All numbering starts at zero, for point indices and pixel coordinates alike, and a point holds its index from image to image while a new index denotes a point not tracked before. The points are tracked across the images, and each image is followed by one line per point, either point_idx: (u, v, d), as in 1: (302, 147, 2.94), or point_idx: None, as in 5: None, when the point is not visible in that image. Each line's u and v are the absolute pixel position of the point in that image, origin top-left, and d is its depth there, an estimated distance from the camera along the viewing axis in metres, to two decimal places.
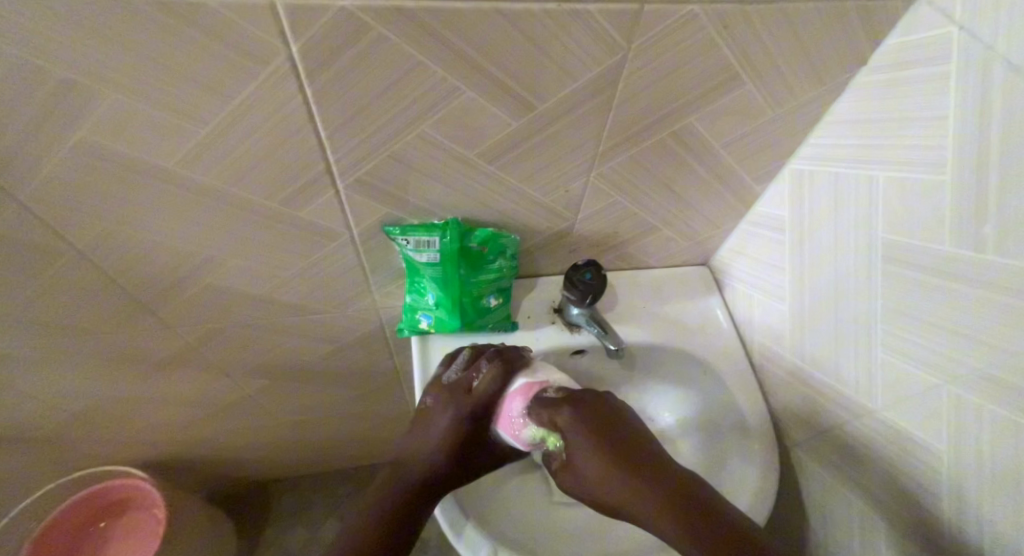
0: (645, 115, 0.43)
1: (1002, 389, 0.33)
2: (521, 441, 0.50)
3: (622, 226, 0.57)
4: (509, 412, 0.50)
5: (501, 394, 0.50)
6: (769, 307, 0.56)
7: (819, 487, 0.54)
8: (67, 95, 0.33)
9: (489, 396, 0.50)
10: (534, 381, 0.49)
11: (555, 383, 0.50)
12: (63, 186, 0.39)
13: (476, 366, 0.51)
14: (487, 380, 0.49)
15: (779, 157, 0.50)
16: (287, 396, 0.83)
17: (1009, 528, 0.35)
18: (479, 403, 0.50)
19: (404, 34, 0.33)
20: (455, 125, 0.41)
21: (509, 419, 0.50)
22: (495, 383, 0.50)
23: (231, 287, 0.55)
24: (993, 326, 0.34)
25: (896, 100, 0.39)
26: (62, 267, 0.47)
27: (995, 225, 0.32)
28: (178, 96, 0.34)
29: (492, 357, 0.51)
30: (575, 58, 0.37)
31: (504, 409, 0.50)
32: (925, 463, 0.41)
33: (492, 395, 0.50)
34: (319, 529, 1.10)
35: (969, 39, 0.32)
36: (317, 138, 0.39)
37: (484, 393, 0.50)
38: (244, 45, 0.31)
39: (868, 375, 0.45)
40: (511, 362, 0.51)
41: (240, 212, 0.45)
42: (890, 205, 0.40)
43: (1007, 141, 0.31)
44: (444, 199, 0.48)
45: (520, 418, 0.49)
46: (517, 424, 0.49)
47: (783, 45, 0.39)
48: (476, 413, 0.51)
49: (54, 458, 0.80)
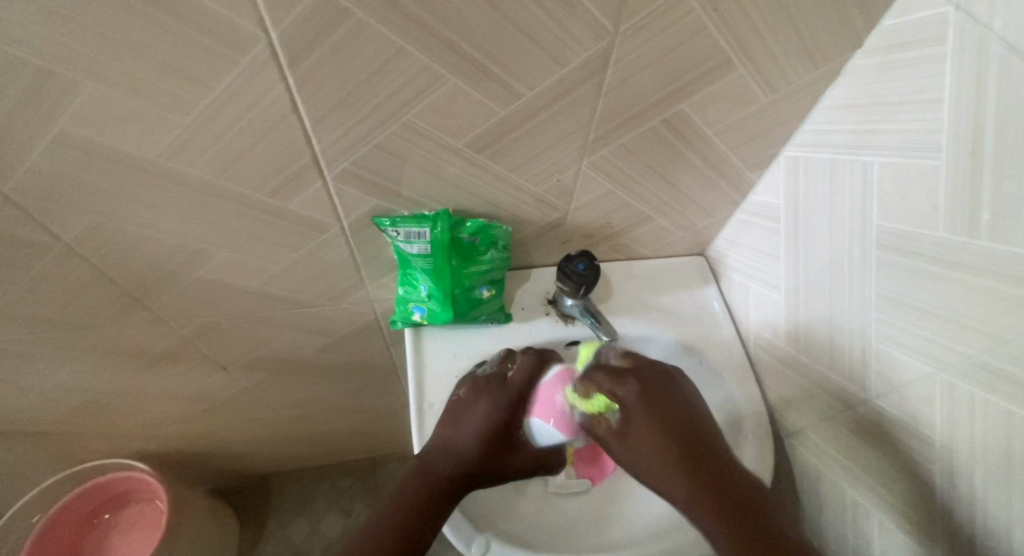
0: (636, 101, 0.42)
1: (992, 377, 0.33)
2: (565, 432, 0.49)
3: (616, 215, 0.56)
4: (548, 400, 0.50)
5: (533, 385, 0.51)
6: (765, 296, 0.56)
7: (813, 477, 0.54)
8: (44, 86, 0.32)
9: (526, 385, 0.51)
10: (567, 369, 0.51)
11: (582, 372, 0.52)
12: (47, 179, 0.39)
13: (510, 359, 0.54)
14: (523, 369, 0.52)
15: (773, 143, 0.49)
16: (285, 389, 0.83)
17: (997, 518, 0.34)
18: (516, 394, 0.51)
19: (385, 20, 0.32)
20: (442, 114, 0.40)
21: (551, 410, 0.49)
22: (530, 373, 0.51)
23: (222, 280, 0.55)
24: (985, 312, 0.33)
25: (892, 83, 0.38)
26: (51, 262, 0.47)
27: (991, 210, 0.31)
28: (158, 85, 0.33)
29: (527, 352, 0.53)
30: (561, 43, 0.36)
31: (542, 398, 0.50)
32: (919, 452, 0.40)
33: (526, 385, 0.51)
34: (321, 521, 1.11)
35: (965, 17, 0.31)
36: (302, 128, 0.39)
37: (520, 382, 0.51)
38: (221, 32, 0.31)
39: (862, 364, 0.44)
40: (546, 359, 0.54)
41: (228, 204, 0.45)
42: (885, 192, 0.39)
43: (1002, 123, 0.30)
44: (433, 189, 0.48)
45: (565, 408, 0.49)
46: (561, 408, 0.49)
47: (777, 27, 0.38)
48: (514, 406, 0.51)
49: (55, 452, 0.81)
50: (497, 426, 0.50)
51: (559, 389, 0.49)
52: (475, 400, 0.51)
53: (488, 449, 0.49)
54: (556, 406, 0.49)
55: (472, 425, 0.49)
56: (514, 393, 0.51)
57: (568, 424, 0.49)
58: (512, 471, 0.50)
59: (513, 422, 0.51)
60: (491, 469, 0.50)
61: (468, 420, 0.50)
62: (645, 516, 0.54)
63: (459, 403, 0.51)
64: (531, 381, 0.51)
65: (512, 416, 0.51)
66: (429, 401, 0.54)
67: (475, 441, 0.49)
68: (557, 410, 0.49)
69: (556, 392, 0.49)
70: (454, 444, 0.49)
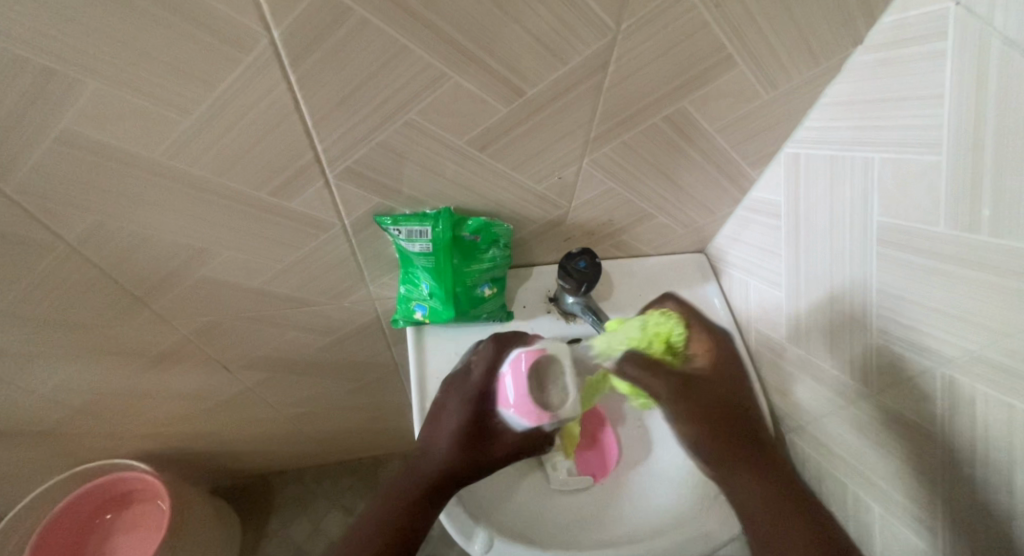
0: (637, 99, 0.42)
1: (994, 371, 0.33)
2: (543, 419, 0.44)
3: (617, 213, 0.56)
4: (515, 388, 0.45)
5: (496, 373, 0.49)
6: (766, 293, 0.56)
7: (815, 472, 0.54)
8: (46, 85, 0.32)
9: (487, 375, 0.49)
10: (528, 349, 0.46)
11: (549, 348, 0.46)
12: (49, 178, 0.39)
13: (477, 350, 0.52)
14: (483, 359, 0.50)
15: (774, 140, 0.49)
16: (287, 388, 0.83)
17: (997, 512, 0.35)
18: (480, 387, 0.49)
19: (387, 18, 0.32)
20: (444, 112, 0.40)
21: (518, 400, 0.45)
22: (491, 361, 0.49)
23: (224, 279, 0.55)
24: (986, 307, 0.33)
25: (893, 79, 0.38)
26: (52, 262, 0.47)
27: (991, 207, 0.32)
28: (160, 85, 0.33)
29: (488, 341, 0.52)
30: (563, 41, 0.36)
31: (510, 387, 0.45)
32: (921, 447, 0.40)
33: (490, 376, 0.49)
34: (323, 520, 1.11)
35: (966, 14, 0.31)
36: (304, 128, 0.39)
37: (482, 372, 0.49)
38: (223, 30, 0.31)
39: (863, 360, 0.44)
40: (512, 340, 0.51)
41: (231, 203, 0.45)
42: (886, 188, 0.39)
43: (1004, 119, 0.30)
44: (435, 188, 0.48)
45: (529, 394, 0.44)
46: (521, 390, 0.44)
47: (777, 23, 0.38)
48: (483, 399, 0.49)
49: (57, 452, 0.81)
50: (469, 418, 0.48)
51: (522, 369, 0.45)
52: (445, 402, 0.50)
53: (464, 444, 0.47)
54: (519, 390, 0.44)
55: (444, 426, 0.49)
56: (478, 383, 0.49)
57: (533, 410, 0.44)
58: (497, 460, 0.48)
59: (485, 412, 0.49)
60: (474, 467, 0.47)
61: (441, 422, 0.49)
62: (648, 513, 0.54)
63: (434, 407, 0.51)
64: (493, 366, 0.49)
65: (482, 411, 0.49)
66: (431, 398, 0.55)
67: (451, 438, 0.48)
68: (518, 393, 0.44)
69: (518, 374, 0.45)
70: (433, 447, 0.48)
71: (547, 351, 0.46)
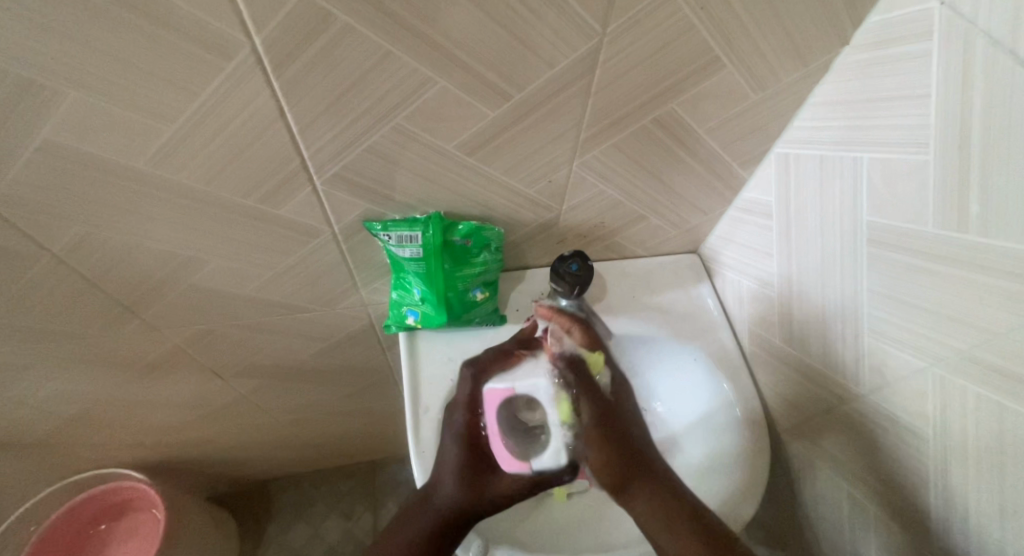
0: (625, 101, 0.42)
1: (986, 371, 0.33)
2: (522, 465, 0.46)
3: (609, 215, 0.56)
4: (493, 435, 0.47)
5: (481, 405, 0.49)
6: (758, 293, 0.56)
7: (811, 471, 0.54)
8: (25, 95, 0.32)
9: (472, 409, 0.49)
10: (497, 391, 0.48)
11: (521, 389, 0.48)
12: (33, 189, 0.38)
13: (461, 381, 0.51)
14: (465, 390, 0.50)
15: (763, 140, 0.49)
16: (282, 395, 0.83)
17: (993, 511, 0.34)
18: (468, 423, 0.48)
19: (370, 24, 0.32)
20: (431, 117, 0.40)
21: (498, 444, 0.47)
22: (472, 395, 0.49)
23: (215, 287, 0.55)
24: (975, 306, 0.33)
25: (880, 80, 0.38)
26: (38, 272, 0.46)
27: (980, 205, 0.31)
28: (141, 93, 0.33)
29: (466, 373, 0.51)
30: (549, 44, 0.36)
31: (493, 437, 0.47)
32: (913, 445, 0.40)
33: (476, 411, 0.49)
34: (320, 526, 1.10)
35: (951, 14, 0.31)
36: (290, 135, 0.38)
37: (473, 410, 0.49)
38: (205, 38, 0.30)
39: (855, 360, 0.44)
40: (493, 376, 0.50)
41: (218, 211, 0.44)
42: (874, 188, 0.39)
43: (989, 119, 0.30)
44: (424, 193, 0.48)
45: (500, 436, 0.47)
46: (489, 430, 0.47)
47: (764, 25, 0.38)
48: (475, 431, 0.48)
49: (51, 462, 0.80)
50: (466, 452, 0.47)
51: (491, 411, 0.48)
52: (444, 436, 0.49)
53: (467, 480, 0.46)
54: (495, 433, 0.47)
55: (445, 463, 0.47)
56: (469, 421, 0.48)
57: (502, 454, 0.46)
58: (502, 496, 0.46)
59: (480, 440, 0.48)
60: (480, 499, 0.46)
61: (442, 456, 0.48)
62: None
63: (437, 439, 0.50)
64: (477, 403, 0.49)
65: (477, 443, 0.48)
66: (425, 405, 0.54)
67: (454, 471, 0.46)
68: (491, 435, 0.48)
69: (489, 412, 0.48)
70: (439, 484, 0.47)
71: (516, 388, 0.48)
